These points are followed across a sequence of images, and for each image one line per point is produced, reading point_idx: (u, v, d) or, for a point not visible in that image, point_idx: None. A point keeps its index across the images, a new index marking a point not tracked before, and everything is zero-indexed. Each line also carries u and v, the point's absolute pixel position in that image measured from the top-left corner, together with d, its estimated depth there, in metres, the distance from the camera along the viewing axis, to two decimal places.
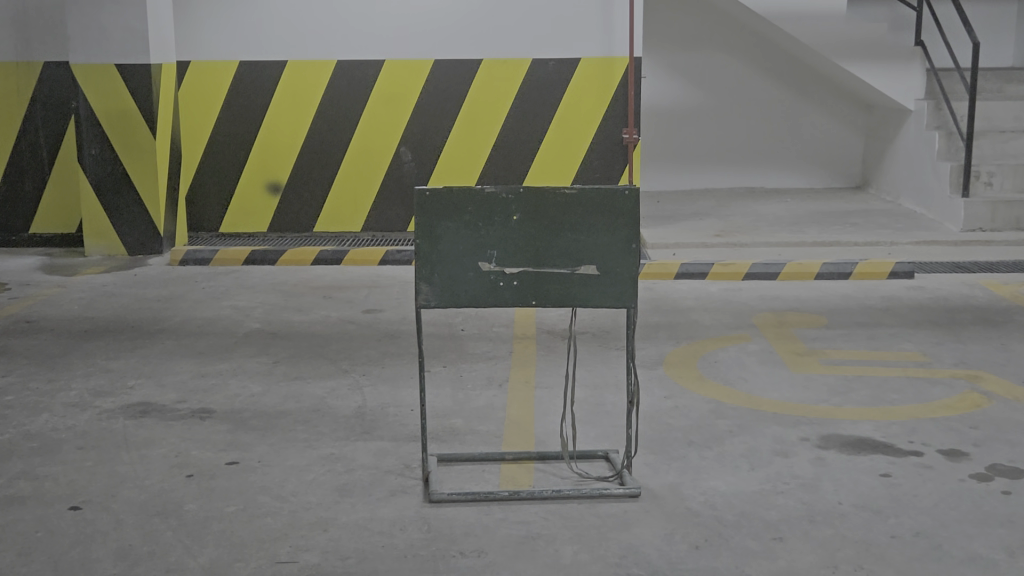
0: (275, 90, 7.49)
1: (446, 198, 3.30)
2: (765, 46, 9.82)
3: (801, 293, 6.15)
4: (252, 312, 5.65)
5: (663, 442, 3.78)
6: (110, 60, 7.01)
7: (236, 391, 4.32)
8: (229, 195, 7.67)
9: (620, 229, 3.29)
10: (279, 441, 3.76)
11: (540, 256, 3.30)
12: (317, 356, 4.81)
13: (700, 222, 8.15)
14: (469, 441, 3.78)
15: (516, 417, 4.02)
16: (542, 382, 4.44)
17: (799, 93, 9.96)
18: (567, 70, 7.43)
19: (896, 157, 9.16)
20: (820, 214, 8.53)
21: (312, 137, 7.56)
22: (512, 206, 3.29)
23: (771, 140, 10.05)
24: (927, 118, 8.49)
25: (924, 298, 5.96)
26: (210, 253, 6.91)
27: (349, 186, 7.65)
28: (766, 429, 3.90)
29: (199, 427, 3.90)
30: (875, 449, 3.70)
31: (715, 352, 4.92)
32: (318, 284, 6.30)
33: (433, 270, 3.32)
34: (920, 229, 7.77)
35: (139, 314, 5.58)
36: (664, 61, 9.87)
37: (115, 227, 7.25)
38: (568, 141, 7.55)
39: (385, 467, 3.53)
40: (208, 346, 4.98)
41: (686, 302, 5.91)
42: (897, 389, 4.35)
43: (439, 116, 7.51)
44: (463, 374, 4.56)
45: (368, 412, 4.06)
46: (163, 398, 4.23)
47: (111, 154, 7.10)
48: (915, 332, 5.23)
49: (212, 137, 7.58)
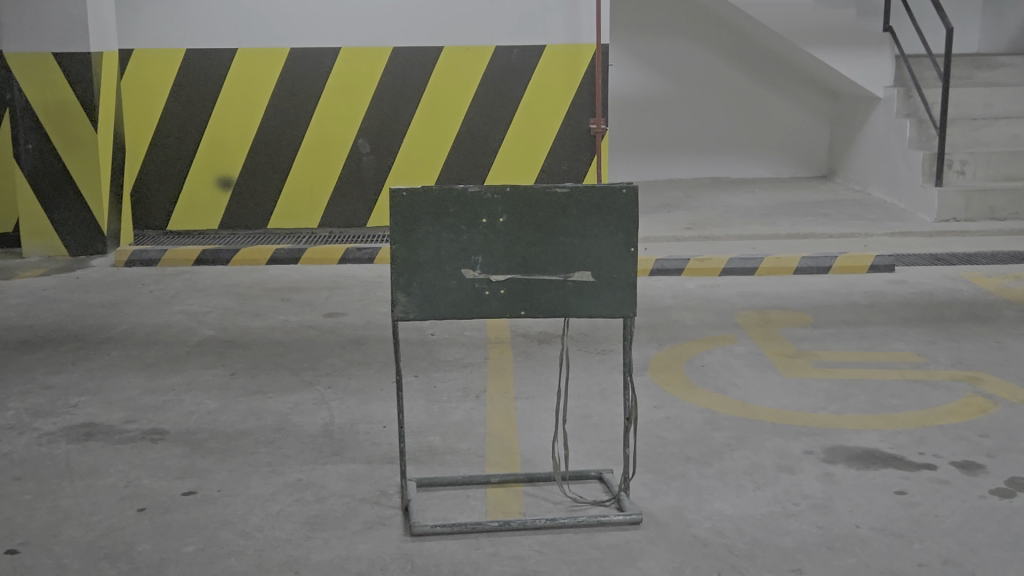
0: (225, 79, 7.10)
1: (426, 199, 2.98)
2: (731, 33, 9.60)
3: (782, 287, 5.92)
4: (205, 317, 5.29)
5: (658, 458, 3.51)
6: (46, 48, 6.58)
7: (191, 408, 3.97)
8: (177, 191, 7.27)
9: (615, 231, 3.00)
10: (240, 466, 3.43)
11: (529, 262, 3.00)
12: (278, 367, 4.47)
13: (670, 214, 7.90)
14: (450, 462, 3.47)
15: (497, 433, 3.72)
16: (523, 393, 4.15)
17: (765, 81, 9.74)
18: (532, 58, 7.12)
19: (865, 145, 8.98)
20: (790, 204, 8.32)
21: (265, 129, 7.19)
22: (498, 207, 2.99)
23: (737, 129, 9.83)
24: (897, 106, 8.31)
25: (909, 292, 5.75)
26: (158, 253, 6.52)
27: (305, 180, 7.29)
28: (766, 442, 3.64)
29: (151, 452, 3.55)
30: (886, 462, 3.46)
31: (701, 355, 4.66)
32: (274, 286, 5.94)
33: (411, 278, 3.00)
34: (893, 220, 7.58)
35: (82, 321, 5.19)
36: (628, 49, 9.59)
37: (55, 227, 6.82)
38: (534, 132, 7.24)
39: (359, 495, 3.21)
40: (159, 357, 4.62)
41: (665, 300, 5.65)
42: (897, 394, 4.12)
43: (398, 106, 7.17)
44: (436, 384, 4.25)
45: (337, 430, 3.74)
46: (111, 417, 3.87)
47: (49, 149, 6.67)
48: (906, 330, 5.01)
49: (159, 130, 7.18)
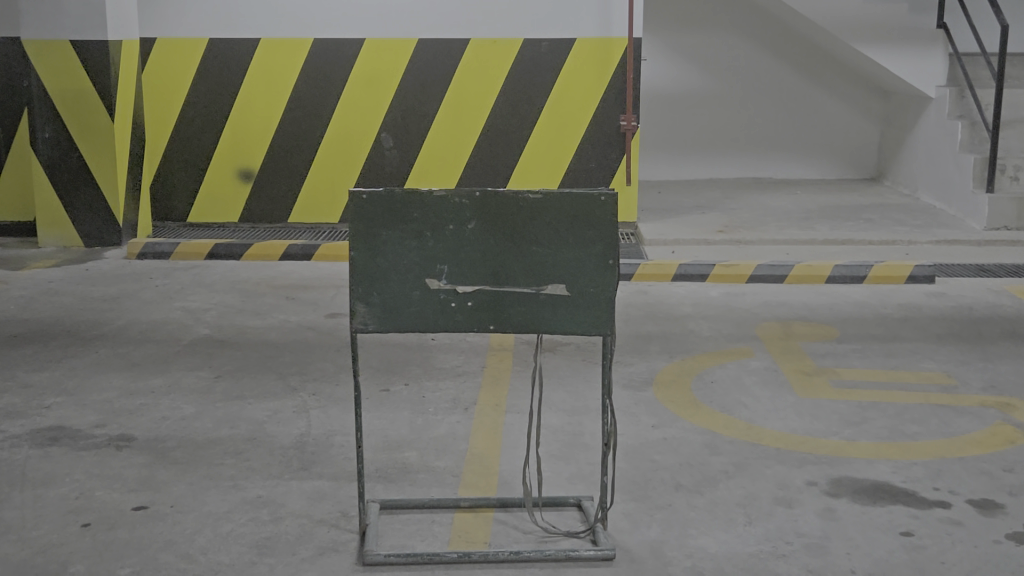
0: (247, 70, 6.95)
1: (389, 203, 2.76)
2: (776, 27, 9.26)
3: (811, 297, 5.61)
4: (204, 315, 5.13)
5: (646, 485, 3.25)
6: (64, 35, 6.48)
7: (165, 413, 3.80)
8: (197, 183, 7.14)
9: (593, 242, 2.76)
10: (200, 480, 3.24)
11: (499, 273, 2.77)
12: (266, 371, 4.29)
13: (704, 216, 7.60)
14: (422, 481, 3.25)
15: (478, 452, 3.49)
16: (515, 406, 3.91)
17: (812, 78, 9.38)
18: (561, 51, 6.85)
19: (915, 147, 8.58)
20: (832, 208, 7.97)
21: (287, 121, 7.03)
22: (467, 213, 2.76)
23: (781, 128, 9.49)
24: (949, 106, 7.92)
25: (946, 306, 5.41)
26: (171, 246, 6.39)
27: (326, 174, 7.11)
28: (766, 470, 3.37)
29: (112, 460, 3.37)
30: (895, 498, 3.16)
31: (712, 369, 4.39)
32: (281, 283, 5.77)
33: (371, 288, 2.79)
34: (940, 227, 7.20)
35: (79, 316, 5.06)
36: (668, 44, 9.30)
37: (71, 216, 6.73)
38: (562, 127, 6.98)
39: (317, 516, 3.01)
40: (147, 357, 4.46)
41: (684, 308, 5.37)
42: (918, 420, 3.81)
43: (422, 100, 6.97)
44: (426, 394, 4.04)
45: (310, 442, 3.54)
46: (81, 421, 3.71)
47: (65, 139, 6.57)
48: (938, 348, 4.68)
49: (180, 120, 7.05)
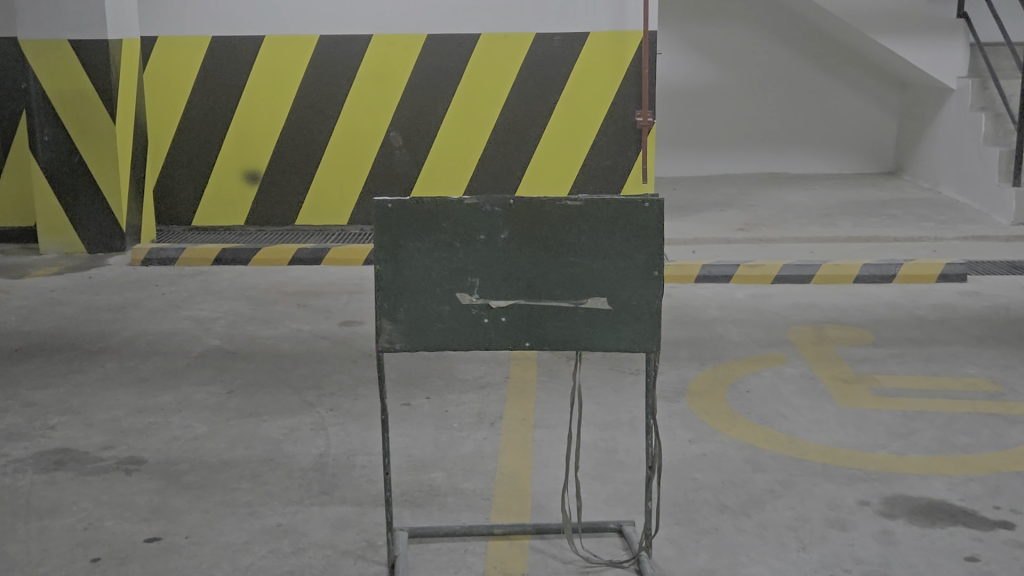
0: (252, 69, 6.76)
1: (414, 212, 2.56)
2: (791, 18, 9.06)
3: (841, 298, 5.43)
4: (213, 324, 4.94)
5: (688, 507, 3.06)
6: (62, 35, 6.29)
7: (176, 433, 3.61)
8: (202, 185, 6.95)
9: (635, 252, 2.55)
10: (215, 506, 3.05)
11: (535, 285, 2.58)
12: (280, 385, 4.10)
13: (722, 213, 7.42)
14: (450, 505, 3.07)
15: (508, 471, 3.30)
16: (543, 420, 3.72)
17: (827, 70, 9.18)
18: (575, 46, 6.65)
19: (936, 140, 8.38)
20: (853, 204, 7.78)
21: (294, 122, 6.84)
22: (499, 222, 2.55)
23: (797, 121, 9.29)
24: (972, 98, 7.73)
25: (982, 306, 5.21)
26: (176, 252, 6.21)
27: (334, 174, 6.92)
28: (814, 488, 3.18)
29: (121, 486, 3.19)
30: (954, 518, 2.97)
31: (746, 378, 4.20)
32: (291, 290, 5.58)
33: (397, 303, 2.59)
34: (966, 222, 7.00)
35: (83, 328, 4.87)
36: (681, 37, 9.10)
37: (73, 222, 6.54)
38: (576, 124, 6.78)
39: (342, 546, 2.82)
40: (155, 371, 4.27)
41: (710, 311, 5.19)
42: (968, 431, 3.62)
43: (433, 97, 6.77)
44: (449, 408, 3.85)
45: (331, 464, 3.36)
46: (87, 442, 3.53)
47: (66, 142, 6.38)
48: (979, 352, 4.49)
49: (183, 121, 6.86)
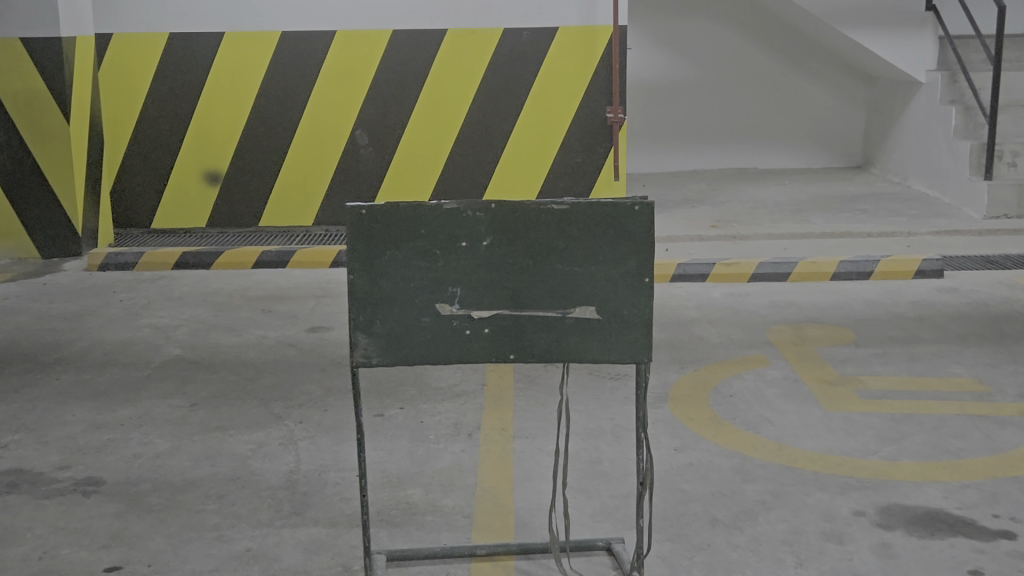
0: (211, 67, 6.55)
1: (390, 219, 2.40)
2: (759, 11, 8.97)
3: (819, 295, 5.33)
4: (175, 333, 4.75)
5: (678, 521, 2.94)
6: (11, 32, 6.06)
7: (137, 451, 3.43)
8: (161, 187, 6.73)
9: (625, 258, 2.42)
10: (180, 531, 2.88)
11: (519, 294, 2.44)
12: (245, 396, 3.92)
13: (694, 210, 7.31)
14: (429, 524, 2.92)
15: (489, 486, 3.16)
16: (522, 430, 3.58)
17: (796, 63, 9.10)
18: (543, 41, 6.51)
19: (905, 134, 8.33)
20: (824, 199, 7.71)
21: (255, 120, 6.64)
22: (481, 228, 2.41)
23: (765, 115, 9.21)
24: (940, 91, 7.68)
25: (961, 303, 5.14)
26: (134, 256, 5.99)
27: (298, 174, 6.73)
28: (807, 499, 3.06)
29: (79, 510, 3.01)
30: (953, 528, 2.86)
31: (729, 381, 4.08)
32: (256, 294, 5.40)
33: (373, 315, 2.44)
34: (938, 217, 6.95)
35: (37, 338, 4.66)
36: (648, 32, 9.00)
37: (25, 226, 6.33)
38: (546, 121, 6.63)
39: (316, 572, 2.66)
40: (113, 383, 4.08)
41: (687, 311, 5.07)
42: (959, 434, 3.52)
43: (399, 94, 6.60)
44: (424, 419, 3.69)
45: (302, 481, 3.20)
46: (42, 462, 3.34)
47: (17, 143, 6.17)
48: (962, 351, 4.40)
49: (141, 121, 6.64)
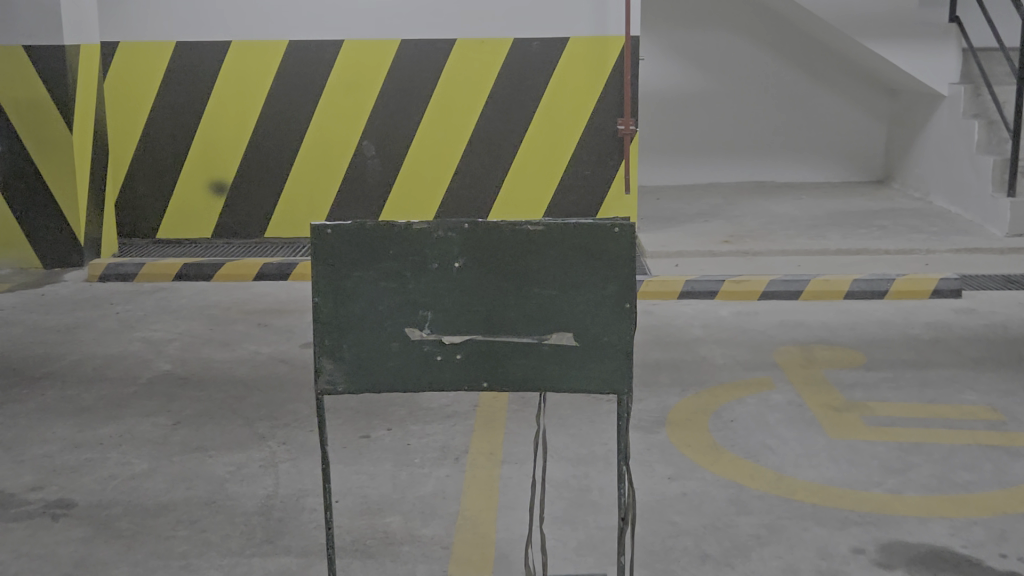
0: (217, 76, 6.47)
1: (357, 239, 2.28)
2: (779, 22, 8.81)
3: (831, 315, 5.18)
4: (167, 347, 4.65)
5: (666, 556, 2.80)
6: (16, 40, 6.01)
7: (113, 471, 3.33)
8: (166, 197, 6.66)
9: (605, 282, 2.28)
10: (146, 559, 2.77)
11: (493, 319, 2.31)
12: (230, 415, 3.82)
13: (707, 225, 7.16)
14: (405, 556, 2.80)
15: (471, 515, 3.03)
16: (511, 455, 3.46)
17: (816, 75, 8.94)
18: (554, 52, 6.38)
19: (926, 148, 8.15)
20: (841, 214, 7.54)
21: (261, 130, 6.56)
22: (454, 248, 2.29)
23: (784, 128, 9.05)
24: (963, 105, 7.50)
25: (978, 324, 4.97)
26: (135, 267, 5.92)
27: (304, 185, 6.64)
28: (804, 534, 2.91)
29: (45, 534, 2.90)
30: (957, 569, 2.71)
31: (731, 406, 3.93)
32: (254, 308, 5.30)
33: (340, 339, 2.31)
34: (959, 234, 6.77)
35: (27, 351, 4.58)
36: (664, 44, 8.86)
37: (28, 235, 6.27)
38: (556, 133, 6.50)
39: None
40: (98, 400, 3.98)
41: (693, 330, 4.93)
42: (970, 466, 3.35)
43: (407, 104, 6.49)
44: (412, 442, 3.57)
45: (278, 507, 3.08)
46: (15, 483, 3.24)
47: (20, 152, 6.11)
48: (977, 376, 4.23)
49: (147, 130, 6.57)
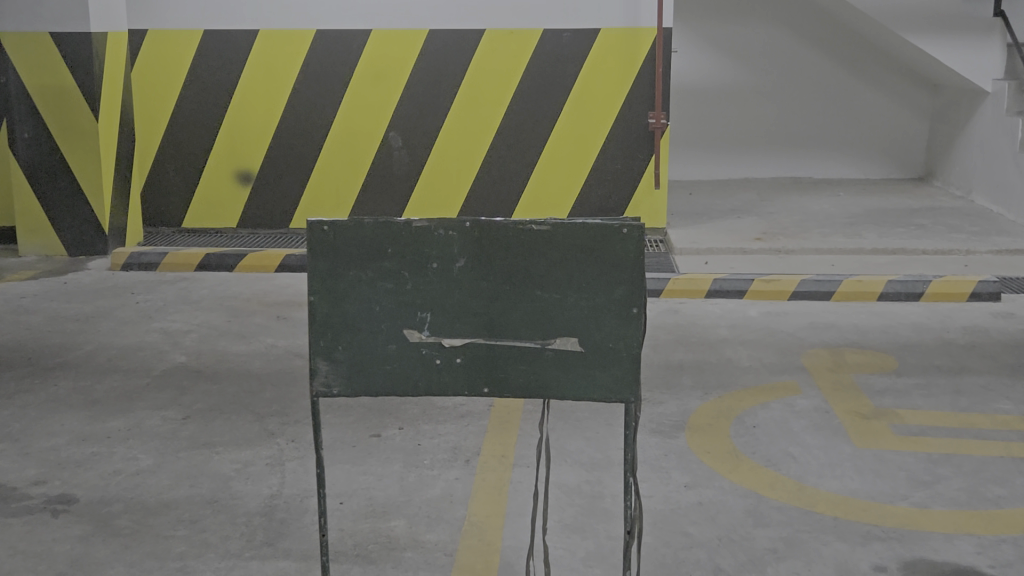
0: (244, 65, 6.42)
1: (353, 236, 2.20)
2: (818, 15, 8.62)
3: (863, 317, 5.02)
4: (183, 338, 4.60)
5: (676, 569, 2.69)
6: (43, 27, 5.99)
7: (118, 467, 3.27)
8: (193, 186, 6.63)
9: (611, 286, 2.17)
10: (143, 560, 2.71)
11: (494, 322, 2.21)
12: (240, 411, 3.75)
13: (740, 221, 7.01)
14: (407, 563, 2.71)
15: (478, 521, 2.93)
16: (524, 458, 3.36)
17: (855, 70, 8.74)
18: (584, 43, 6.25)
19: (969, 146, 7.94)
20: (879, 212, 7.36)
21: (287, 120, 6.50)
22: (453, 247, 2.19)
23: (821, 123, 8.87)
24: (1008, 101, 7.29)
25: (1016, 329, 4.79)
26: (158, 256, 5.89)
27: (330, 175, 6.57)
28: (823, 549, 2.79)
29: (43, 531, 2.85)
30: None
31: (754, 411, 3.81)
32: (274, 300, 5.24)
33: (336, 340, 2.23)
34: (1000, 234, 6.57)
35: (44, 340, 4.55)
36: (700, 36, 8.70)
37: (53, 222, 6.25)
38: (585, 126, 6.38)
39: None
40: (110, 392, 3.94)
41: (719, 331, 4.80)
42: (1002, 480, 3.21)
43: (434, 95, 6.40)
44: (422, 442, 3.48)
45: (281, 507, 3.00)
46: (18, 477, 3.20)
47: (45, 140, 6.09)
48: (1013, 384, 4.07)
49: (174, 118, 6.54)
